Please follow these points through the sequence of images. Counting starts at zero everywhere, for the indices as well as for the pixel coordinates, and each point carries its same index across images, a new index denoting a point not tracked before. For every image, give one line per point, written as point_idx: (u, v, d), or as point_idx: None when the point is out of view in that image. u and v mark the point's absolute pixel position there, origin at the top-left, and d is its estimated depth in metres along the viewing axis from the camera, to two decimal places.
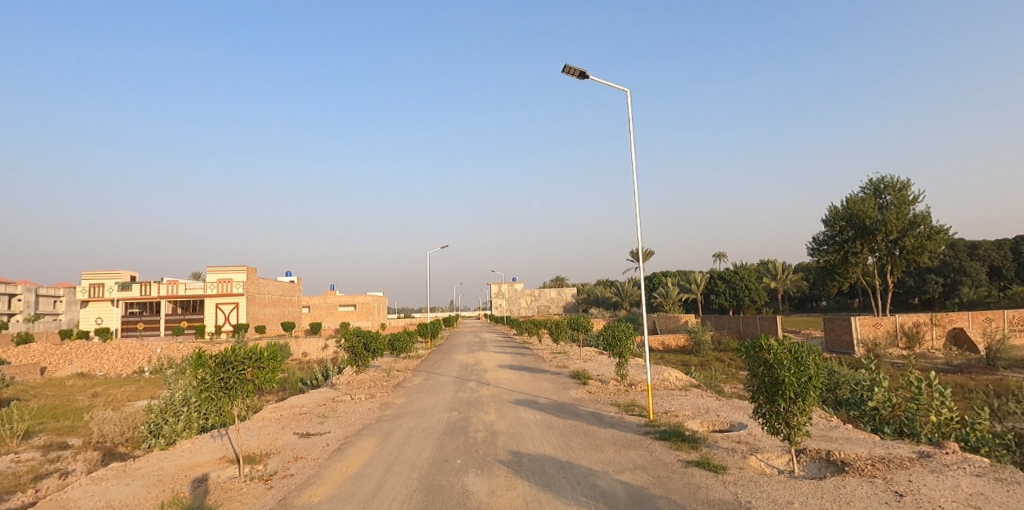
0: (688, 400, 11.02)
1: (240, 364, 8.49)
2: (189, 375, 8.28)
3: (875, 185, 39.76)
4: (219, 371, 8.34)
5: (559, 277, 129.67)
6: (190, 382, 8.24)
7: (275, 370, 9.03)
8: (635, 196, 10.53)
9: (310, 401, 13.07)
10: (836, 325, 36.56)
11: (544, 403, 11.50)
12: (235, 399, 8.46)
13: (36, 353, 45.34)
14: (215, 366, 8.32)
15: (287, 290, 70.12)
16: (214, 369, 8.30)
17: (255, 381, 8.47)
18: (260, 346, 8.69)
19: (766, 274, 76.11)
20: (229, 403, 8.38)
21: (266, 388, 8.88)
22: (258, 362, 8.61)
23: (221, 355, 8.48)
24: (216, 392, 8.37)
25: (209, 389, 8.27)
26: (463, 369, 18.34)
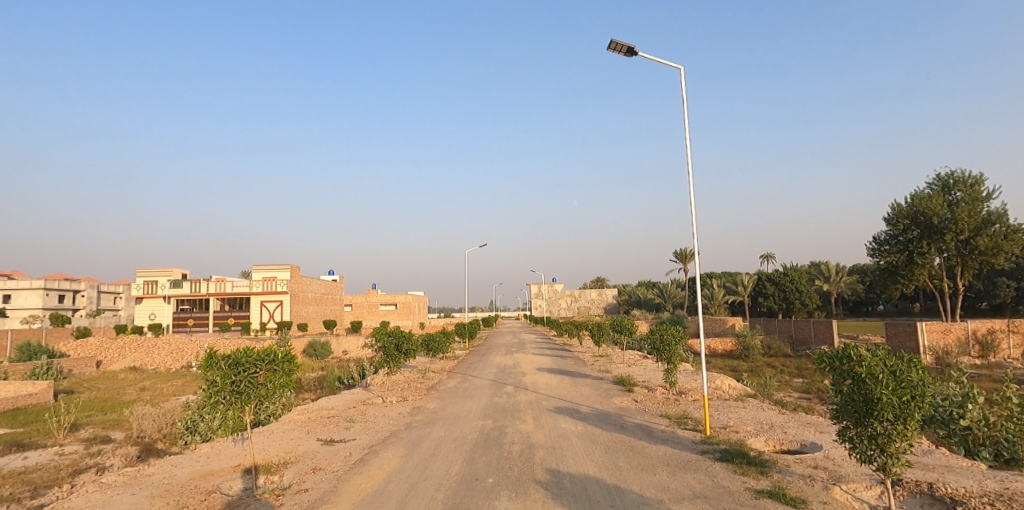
0: (748, 414, 9.87)
1: (252, 367, 8.02)
2: (201, 378, 7.91)
3: (943, 180, 36.86)
4: (231, 374, 7.90)
5: (599, 278, 127.75)
6: (201, 385, 7.86)
7: (291, 374, 8.48)
8: (690, 185, 9.10)
9: (340, 403, 12.57)
10: (900, 330, 34.34)
11: (587, 412, 10.57)
12: (248, 404, 7.96)
13: (93, 347, 47.39)
14: (226, 368, 7.87)
15: (330, 289, 71.29)
16: (224, 372, 7.85)
17: (268, 384, 8.00)
18: (273, 347, 8.22)
19: (818, 276, 72.47)
20: (239, 408, 7.88)
21: (281, 393, 8.35)
22: (271, 364, 8.14)
23: (233, 357, 8.07)
24: (228, 398, 7.91)
25: (219, 393, 7.83)
26: (500, 372, 17.60)
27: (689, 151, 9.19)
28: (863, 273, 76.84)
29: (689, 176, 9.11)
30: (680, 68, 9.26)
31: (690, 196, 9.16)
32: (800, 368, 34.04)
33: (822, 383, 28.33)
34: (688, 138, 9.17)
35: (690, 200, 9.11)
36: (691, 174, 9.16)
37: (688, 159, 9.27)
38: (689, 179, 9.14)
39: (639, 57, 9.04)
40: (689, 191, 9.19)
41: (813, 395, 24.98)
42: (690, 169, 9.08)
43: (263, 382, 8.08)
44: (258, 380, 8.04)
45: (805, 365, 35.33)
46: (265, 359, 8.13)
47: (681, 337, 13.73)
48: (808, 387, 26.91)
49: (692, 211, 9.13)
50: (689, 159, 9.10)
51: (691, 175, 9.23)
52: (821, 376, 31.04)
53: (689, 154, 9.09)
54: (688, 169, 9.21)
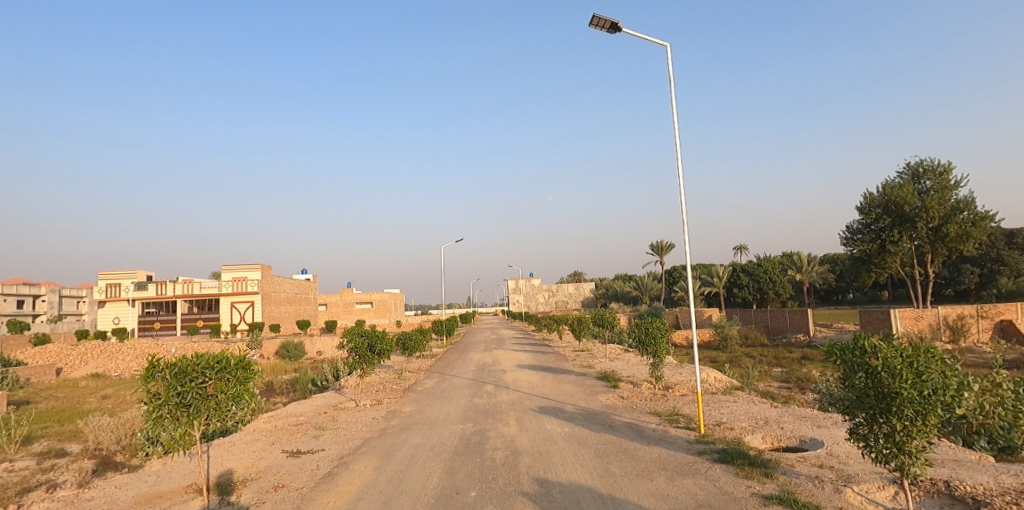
0: (741, 409, 9.46)
1: (200, 377, 6.88)
2: (141, 388, 6.78)
3: (913, 169, 37.43)
4: (176, 385, 6.73)
5: (577, 272, 128.24)
6: (141, 396, 6.73)
7: (248, 382, 7.35)
8: (679, 170, 8.57)
9: (311, 409, 11.79)
10: (873, 318, 35.26)
11: (572, 411, 10.02)
12: (195, 418, 6.86)
13: (52, 354, 45.21)
14: (170, 377, 6.73)
15: (303, 288, 69.60)
16: (167, 382, 6.72)
17: (217, 398, 6.87)
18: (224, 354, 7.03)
19: (791, 266, 73.62)
20: (186, 424, 6.77)
21: (236, 405, 7.23)
22: (223, 373, 7.02)
23: (179, 364, 6.90)
24: (173, 412, 6.79)
25: (162, 407, 6.70)
26: (480, 370, 16.96)
27: (677, 133, 8.64)
28: (833, 261, 78.40)
29: (678, 159, 8.58)
30: (666, 46, 8.71)
31: (680, 180, 8.62)
32: (778, 357, 34.27)
33: (800, 372, 28.46)
34: (676, 120, 8.63)
35: (680, 185, 8.58)
36: (679, 158, 8.64)
37: (676, 143, 8.75)
38: (678, 163, 8.62)
39: (622, 33, 8.48)
40: (679, 176, 8.65)
41: (793, 384, 25.02)
42: (678, 153, 8.58)
43: (213, 394, 6.95)
44: (207, 392, 6.91)
45: (783, 354, 35.60)
46: (215, 367, 6.97)
47: (668, 330, 13.29)
48: (788, 377, 27.02)
49: (682, 197, 8.61)
50: (677, 143, 8.58)
51: (680, 158, 8.71)
52: (799, 364, 31.26)
53: (677, 137, 8.55)
54: (677, 152, 8.70)
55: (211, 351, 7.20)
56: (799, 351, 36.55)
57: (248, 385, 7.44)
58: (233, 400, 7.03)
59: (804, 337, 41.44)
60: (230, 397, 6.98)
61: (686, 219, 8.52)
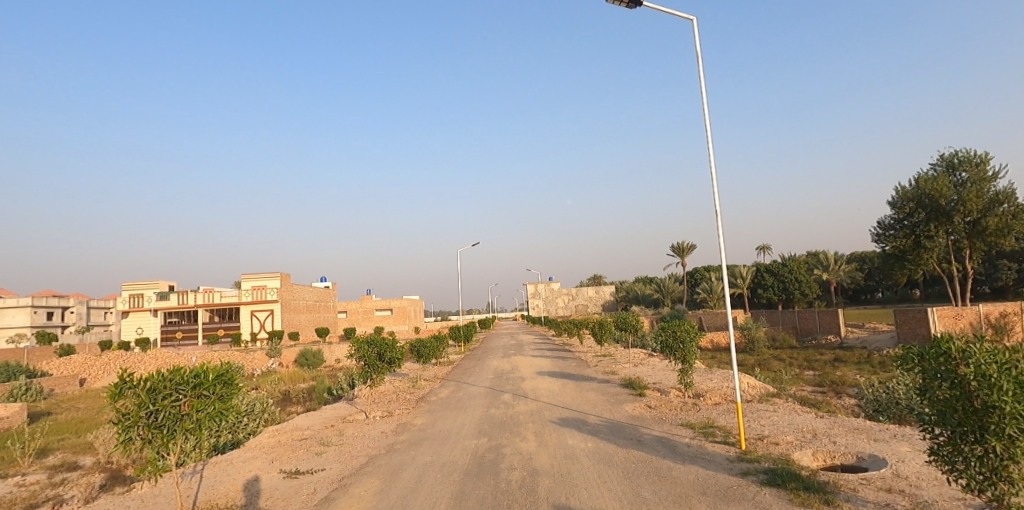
0: (784, 420, 8.56)
1: (175, 394, 6.27)
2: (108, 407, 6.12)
3: (948, 160, 35.80)
4: (147, 403, 6.11)
5: (596, 275, 127.05)
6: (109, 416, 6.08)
7: (225, 400, 6.76)
8: (710, 156, 7.66)
9: (318, 422, 11.14)
10: (909, 318, 33.83)
11: (596, 423, 9.22)
12: (169, 439, 6.25)
13: (77, 365, 45.68)
14: (142, 394, 6.11)
15: (322, 296, 69.70)
16: (140, 399, 6.09)
17: (194, 418, 6.30)
18: (202, 369, 6.47)
19: (817, 265, 71.53)
20: (160, 445, 6.17)
21: (213, 424, 6.63)
22: (200, 389, 6.43)
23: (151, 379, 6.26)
24: (145, 433, 6.16)
25: (132, 429, 6.05)
26: (498, 377, 16.19)
27: (706, 115, 7.74)
28: (862, 259, 75.97)
29: (709, 145, 7.68)
30: (692, 19, 7.79)
31: (711, 167, 7.70)
32: (809, 360, 32.89)
33: (835, 375, 27.11)
34: (706, 100, 7.72)
35: (711, 173, 7.66)
36: (711, 143, 7.73)
37: (706, 126, 7.85)
38: (709, 149, 7.71)
39: (643, 7, 7.65)
40: (710, 164, 7.73)
41: (827, 388, 23.81)
42: (708, 138, 7.69)
43: (188, 412, 6.35)
44: (181, 410, 6.31)
45: (813, 356, 34.20)
46: (190, 382, 6.37)
47: (697, 334, 12.36)
48: (822, 380, 25.73)
49: (713, 186, 7.70)
50: (707, 128, 7.69)
51: (712, 144, 7.80)
52: (832, 367, 29.87)
53: (708, 119, 7.63)
54: (708, 137, 7.79)
55: (187, 366, 6.60)
56: (831, 353, 35.09)
57: (226, 402, 6.85)
58: (211, 419, 6.47)
59: (836, 338, 39.87)
60: (207, 416, 6.41)
61: (719, 211, 7.62)
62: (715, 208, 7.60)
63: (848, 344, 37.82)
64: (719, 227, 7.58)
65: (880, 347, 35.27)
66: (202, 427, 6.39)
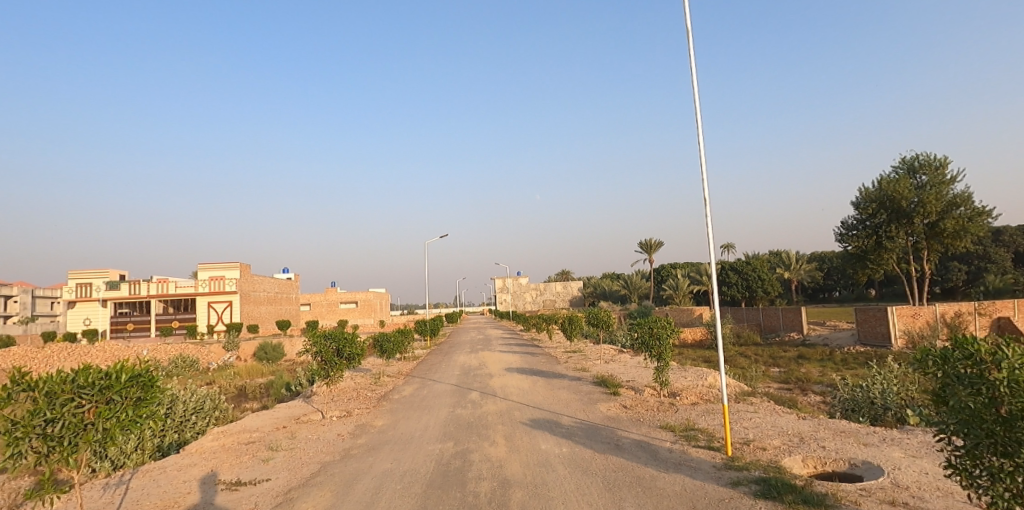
0: (767, 422, 8.15)
1: (77, 400, 5.13)
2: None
3: (909, 163, 36.77)
4: (41, 411, 4.99)
5: (564, 271, 127.44)
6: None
7: (146, 405, 5.60)
8: (699, 139, 7.11)
9: (269, 422, 10.27)
10: (870, 316, 34.55)
11: (571, 424, 8.65)
12: (71, 451, 5.14)
13: (15, 357, 42.87)
14: (38, 398, 5.02)
15: (284, 287, 67.55)
16: (33, 404, 5.00)
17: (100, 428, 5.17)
18: (116, 368, 5.32)
19: (779, 264, 73.08)
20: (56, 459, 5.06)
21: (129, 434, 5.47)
22: (111, 394, 5.29)
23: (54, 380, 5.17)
24: (39, 445, 5.05)
25: (21, 440, 4.95)
26: (465, 374, 15.49)
27: (696, 96, 7.20)
28: (822, 259, 77.98)
29: (698, 128, 7.15)
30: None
31: (700, 148, 7.13)
32: (773, 357, 33.26)
33: (800, 372, 27.39)
34: (696, 79, 7.18)
35: (700, 156, 7.09)
36: (700, 126, 7.19)
37: (695, 107, 7.30)
38: (698, 132, 7.16)
39: None
40: (699, 147, 7.18)
41: (793, 385, 23.92)
42: (699, 120, 7.15)
43: (92, 421, 5.21)
44: (84, 418, 5.18)
45: (777, 353, 34.66)
46: (98, 385, 5.24)
47: (674, 331, 11.91)
48: (788, 378, 25.90)
49: (702, 169, 7.14)
50: (697, 109, 7.13)
51: (701, 125, 7.25)
52: (796, 364, 30.21)
53: (697, 100, 7.13)
54: (697, 119, 7.25)
55: (105, 365, 5.50)
56: (794, 350, 35.62)
57: (150, 407, 5.69)
58: (122, 429, 5.33)
59: (798, 336, 40.56)
60: (117, 426, 5.29)
61: (708, 196, 7.05)
62: (703, 193, 7.03)
63: (810, 341, 38.49)
64: (708, 213, 6.99)
65: (841, 344, 35.95)
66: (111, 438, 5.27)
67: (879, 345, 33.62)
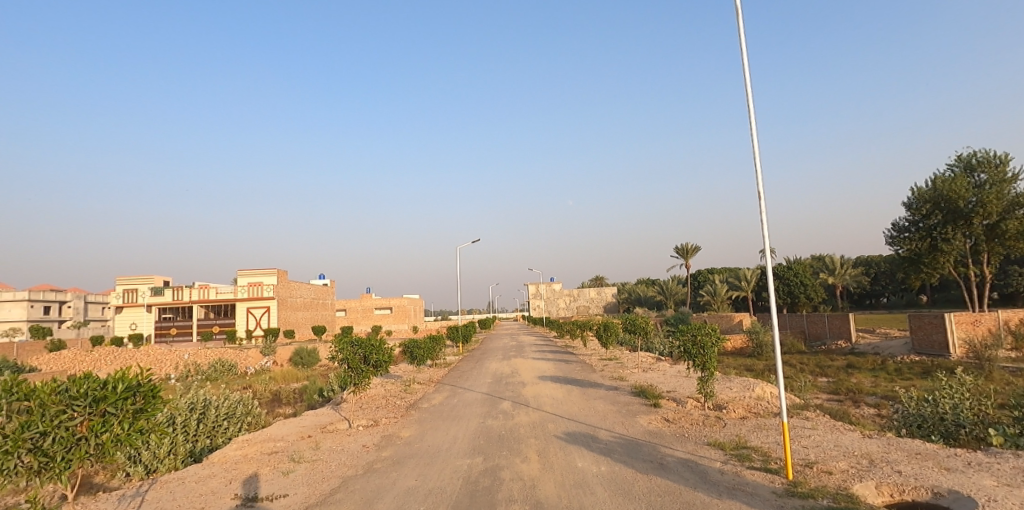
0: (829, 441, 7.35)
1: (70, 414, 4.72)
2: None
3: (965, 161, 34.68)
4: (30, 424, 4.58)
5: (598, 277, 125.95)
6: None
7: (144, 419, 5.19)
8: (752, 125, 6.47)
9: (295, 431, 9.97)
10: (925, 323, 32.54)
11: (609, 440, 8.04)
12: (62, 468, 4.73)
13: (67, 360, 44.70)
14: (29, 411, 4.62)
15: (320, 293, 68.61)
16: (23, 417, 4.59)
17: (94, 443, 4.77)
18: (115, 377, 4.91)
19: (823, 269, 70.20)
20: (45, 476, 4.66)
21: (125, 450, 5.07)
22: (108, 407, 4.89)
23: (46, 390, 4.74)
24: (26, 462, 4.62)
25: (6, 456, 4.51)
26: (497, 382, 15.00)
27: (748, 79, 6.58)
28: (868, 264, 74.59)
29: (749, 114, 6.52)
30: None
31: (753, 134, 6.49)
32: (820, 366, 31.63)
33: (850, 382, 25.89)
34: (748, 65, 6.59)
35: (754, 144, 6.44)
36: (752, 112, 6.55)
37: (747, 90, 6.67)
38: (750, 118, 6.53)
39: None
40: (751, 134, 6.53)
41: (844, 397, 22.55)
42: (750, 106, 6.54)
43: (85, 435, 4.81)
44: (76, 433, 4.77)
45: (824, 362, 32.95)
46: (94, 398, 4.82)
47: (720, 341, 11.16)
48: (837, 388, 24.48)
49: (754, 157, 6.48)
50: (749, 94, 6.51)
51: (753, 111, 6.61)
52: (846, 374, 28.58)
53: (749, 86, 6.52)
54: (748, 104, 6.63)
55: (104, 375, 5.08)
56: (843, 359, 33.82)
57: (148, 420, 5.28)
58: (118, 445, 4.92)
59: (846, 344, 38.59)
60: (112, 442, 4.86)
61: (763, 188, 6.36)
62: (757, 185, 6.34)
63: (859, 350, 36.54)
64: (762, 206, 6.31)
65: (894, 353, 33.96)
66: (107, 455, 4.87)
67: (935, 354, 31.58)
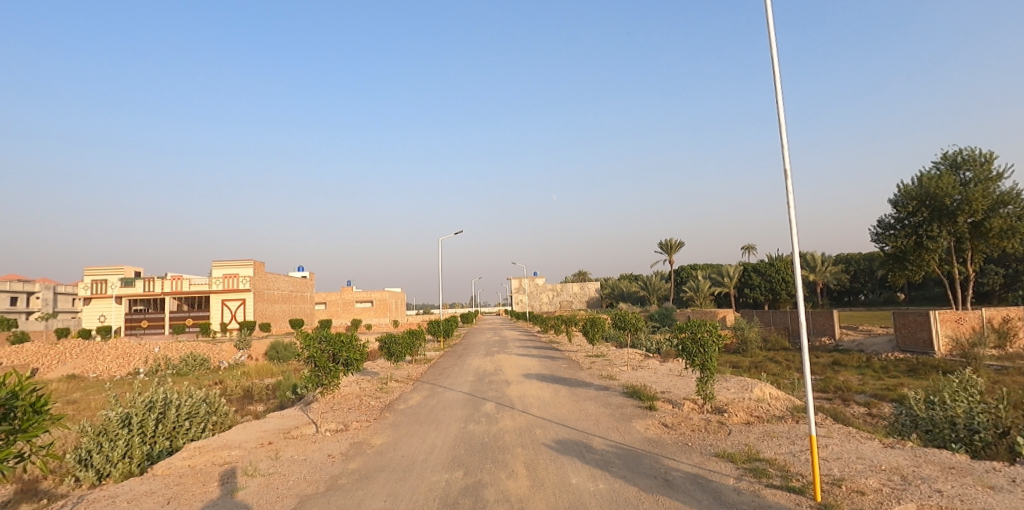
0: (850, 452, 6.64)
1: None
2: None
3: (951, 159, 34.65)
4: None
5: (581, 272, 125.76)
6: None
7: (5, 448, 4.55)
8: (778, 97, 5.52)
9: (255, 436, 9.00)
10: (910, 321, 32.42)
11: (605, 449, 7.21)
12: None
13: (29, 353, 42.75)
14: None
15: (299, 286, 66.98)
16: None
17: None
18: None
19: (804, 266, 70.52)
20: None
21: None
22: None
23: None
24: None
25: None
26: (480, 381, 14.12)
27: (774, 44, 5.62)
28: (848, 261, 75.08)
29: (775, 82, 5.55)
30: None
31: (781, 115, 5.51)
32: (805, 363, 31.37)
33: (837, 380, 25.59)
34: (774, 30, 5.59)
35: (780, 118, 5.46)
36: (779, 80, 5.56)
37: (771, 54, 5.69)
38: (775, 88, 5.56)
39: None
40: (777, 105, 5.54)
41: (832, 395, 22.18)
42: (777, 74, 5.55)
43: None
44: None
45: (810, 359, 32.72)
46: None
47: (721, 338, 10.25)
48: (825, 386, 24.12)
49: (780, 132, 5.48)
50: (776, 59, 5.51)
51: (778, 78, 5.62)
52: (832, 372, 28.25)
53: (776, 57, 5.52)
54: (774, 71, 5.64)
55: None
56: (828, 356, 33.60)
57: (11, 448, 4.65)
58: None
59: (830, 341, 38.47)
60: None
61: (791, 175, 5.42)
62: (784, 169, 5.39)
63: (844, 347, 36.40)
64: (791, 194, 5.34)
65: (878, 351, 33.85)
66: None
67: (919, 351, 31.49)
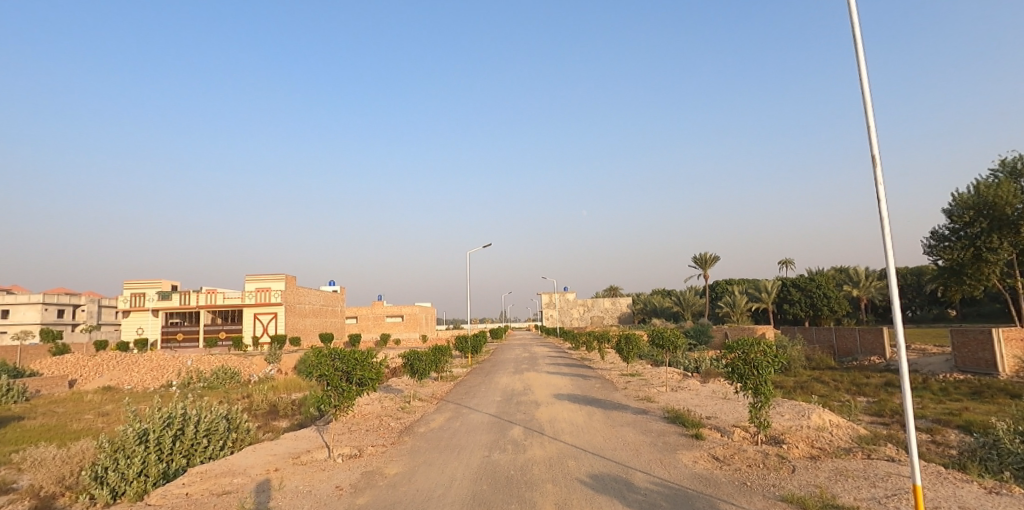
0: (949, 503, 5.49)
1: None
2: None
3: (1010, 166, 32.44)
4: None
5: (612, 286, 123.77)
6: None
7: None
8: (864, 86, 5.07)
9: (263, 461, 8.34)
10: (970, 339, 30.14)
11: (648, 488, 6.23)
12: None
13: (69, 365, 43.80)
14: None
15: (330, 300, 67.42)
16: None
17: None
18: None
19: (846, 280, 67.35)
20: None
21: None
22: None
23: None
24: None
25: None
26: (508, 401, 13.22)
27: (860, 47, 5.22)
28: (894, 276, 71.61)
29: (860, 70, 5.13)
30: None
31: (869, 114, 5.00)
32: (855, 383, 29.35)
33: (892, 403, 23.70)
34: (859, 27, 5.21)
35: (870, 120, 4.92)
36: (864, 68, 5.15)
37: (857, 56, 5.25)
38: (860, 76, 5.13)
39: None
40: (863, 90, 5.08)
41: (890, 420, 20.39)
42: (861, 63, 5.14)
43: None
44: None
45: (860, 380, 30.65)
46: None
47: (778, 359, 8.99)
48: (879, 410, 22.29)
49: (867, 115, 4.94)
50: (859, 48, 5.14)
51: (864, 66, 5.19)
52: (887, 393, 26.22)
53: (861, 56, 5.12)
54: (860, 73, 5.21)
55: None
56: (879, 376, 31.43)
57: None
58: None
59: (880, 360, 36.14)
60: None
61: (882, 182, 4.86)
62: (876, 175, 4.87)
63: (896, 367, 34.09)
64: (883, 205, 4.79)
65: (935, 371, 31.51)
66: None
67: (982, 372, 29.14)
